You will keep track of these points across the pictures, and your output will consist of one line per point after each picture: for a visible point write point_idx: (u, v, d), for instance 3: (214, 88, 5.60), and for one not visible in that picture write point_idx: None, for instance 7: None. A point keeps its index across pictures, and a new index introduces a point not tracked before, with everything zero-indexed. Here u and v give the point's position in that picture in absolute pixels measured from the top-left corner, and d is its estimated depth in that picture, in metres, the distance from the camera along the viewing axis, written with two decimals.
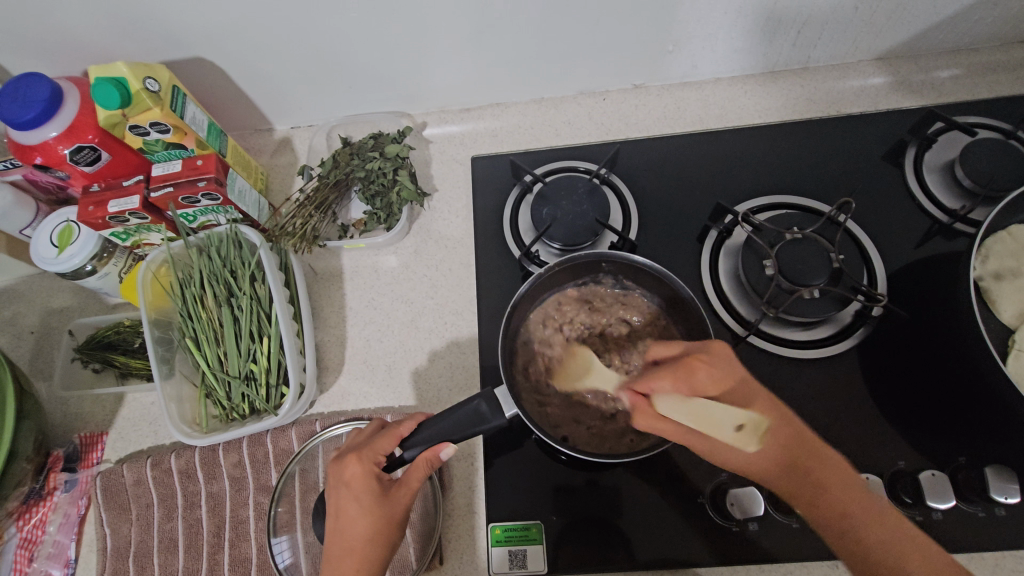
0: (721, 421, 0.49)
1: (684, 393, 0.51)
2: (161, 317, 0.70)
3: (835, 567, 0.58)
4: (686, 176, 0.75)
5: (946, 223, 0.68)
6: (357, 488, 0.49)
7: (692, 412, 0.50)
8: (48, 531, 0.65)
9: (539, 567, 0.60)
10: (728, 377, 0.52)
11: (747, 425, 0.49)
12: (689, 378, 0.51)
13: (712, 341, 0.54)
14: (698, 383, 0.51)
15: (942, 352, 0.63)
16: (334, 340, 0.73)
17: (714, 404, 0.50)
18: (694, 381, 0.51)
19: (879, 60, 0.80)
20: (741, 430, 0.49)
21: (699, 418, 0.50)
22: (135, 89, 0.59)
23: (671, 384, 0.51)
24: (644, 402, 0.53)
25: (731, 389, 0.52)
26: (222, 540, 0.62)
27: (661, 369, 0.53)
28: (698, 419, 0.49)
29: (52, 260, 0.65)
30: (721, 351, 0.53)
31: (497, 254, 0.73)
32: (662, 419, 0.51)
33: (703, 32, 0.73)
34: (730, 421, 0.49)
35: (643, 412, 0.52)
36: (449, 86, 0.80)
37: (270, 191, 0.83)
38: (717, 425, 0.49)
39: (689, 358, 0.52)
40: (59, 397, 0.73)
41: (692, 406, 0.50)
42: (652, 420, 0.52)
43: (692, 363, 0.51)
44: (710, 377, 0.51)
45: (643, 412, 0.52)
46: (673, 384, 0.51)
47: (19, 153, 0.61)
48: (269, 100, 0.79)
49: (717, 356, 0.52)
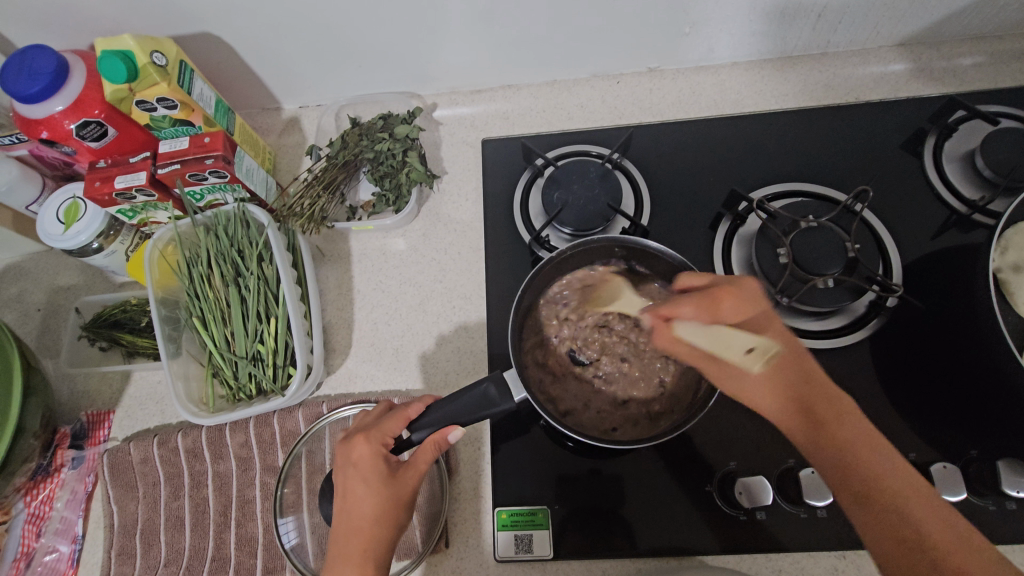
0: (733, 343, 0.50)
1: (705, 320, 0.51)
2: (168, 296, 0.69)
3: (844, 558, 0.57)
4: (700, 162, 0.74)
5: (965, 214, 0.67)
6: (365, 468, 0.49)
7: (709, 336, 0.51)
8: (55, 508, 0.65)
9: (545, 552, 0.59)
10: (751, 306, 0.51)
11: (757, 348, 0.50)
12: (714, 305, 0.51)
13: (739, 281, 0.53)
14: (721, 311, 0.51)
15: (956, 345, 0.62)
16: (341, 322, 0.73)
17: (726, 327, 0.51)
18: (720, 313, 0.51)
19: (900, 47, 0.78)
20: (751, 353, 0.50)
21: (715, 342, 0.51)
22: (141, 64, 0.58)
23: (693, 309, 0.51)
24: (663, 323, 0.53)
25: (752, 319, 0.52)
26: (228, 519, 0.62)
27: (692, 290, 0.52)
28: (713, 341, 0.51)
29: (58, 237, 0.65)
30: (746, 284, 0.53)
31: (507, 238, 0.72)
32: (677, 342, 0.53)
33: (721, 14, 0.71)
34: (742, 345, 0.50)
35: (662, 332, 0.53)
36: (460, 66, 0.78)
37: (277, 171, 0.82)
38: (727, 347, 0.51)
39: (718, 290, 0.51)
40: (66, 375, 0.72)
41: (710, 329, 0.51)
42: (668, 341, 0.53)
43: (719, 291, 0.51)
44: (733, 308, 0.51)
45: (664, 335, 0.53)
46: (695, 310, 0.51)
47: (25, 128, 0.60)
48: (277, 78, 0.78)
49: (751, 297, 0.52)
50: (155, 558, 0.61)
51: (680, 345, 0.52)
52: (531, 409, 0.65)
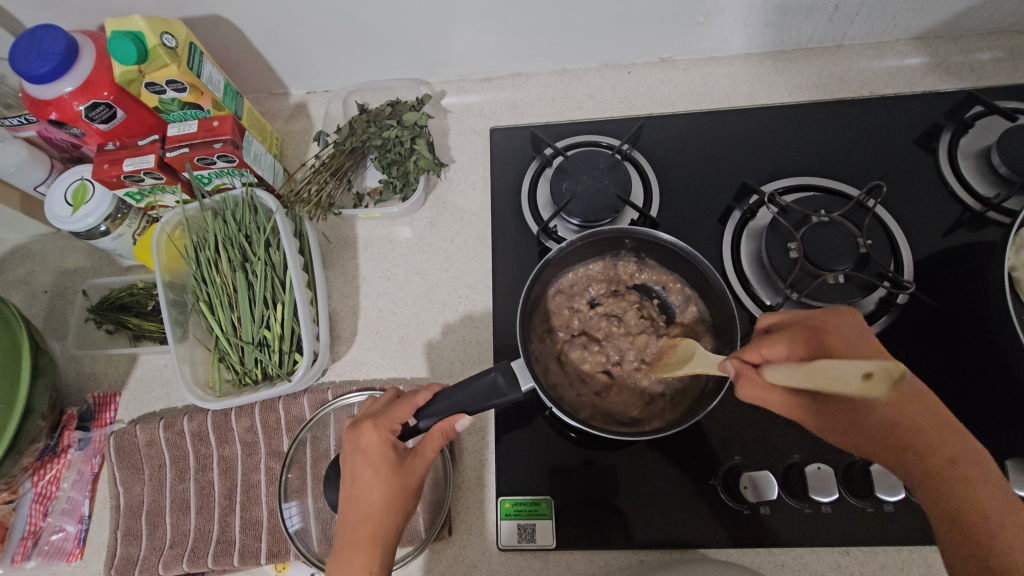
0: (833, 372, 0.39)
1: (803, 355, 0.46)
2: (175, 280, 0.69)
3: (847, 553, 0.57)
4: (711, 155, 0.73)
5: (978, 211, 0.66)
6: (374, 455, 0.49)
7: (806, 373, 0.41)
8: (62, 488, 0.66)
9: (547, 542, 0.60)
10: (870, 345, 0.46)
11: (885, 391, 0.44)
12: (815, 341, 0.46)
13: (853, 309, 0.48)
14: (828, 345, 0.46)
15: (966, 344, 0.62)
16: (347, 310, 0.73)
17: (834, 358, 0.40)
18: (817, 344, 0.46)
19: (917, 40, 0.77)
20: (866, 381, 0.37)
21: (816, 377, 0.40)
22: (151, 45, 0.58)
23: (785, 349, 0.47)
24: (753, 368, 0.47)
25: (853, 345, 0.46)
26: (233, 502, 0.63)
27: (775, 332, 0.49)
28: (810, 376, 0.41)
29: (66, 219, 0.65)
30: (843, 314, 0.48)
31: (514, 228, 0.72)
32: (767, 389, 0.46)
33: (735, 4, 0.70)
34: (854, 369, 0.38)
35: (749, 379, 0.47)
36: (470, 53, 0.77)
37: (284, 157, 0.81)
38: (838, 380, 0.39)
39: (821, 320, 0.48)
40: (73, 357, 0.73)
41: (808, 366, 0.41)
42: (756, 390, 0.46)
43: (824, 326, 0.47)
44: (846, 342, 0.46)
45: (750, 381, 0.47)
46: (786, 349, 0.47)
47: (34, 108, 0.60)
48: (285, 63, 0.77)
49: (853, 321, 0.47)
50: (161, 540, 0.62)
51: (770, 394, 0.46)
52: (536, 400, 0.65)
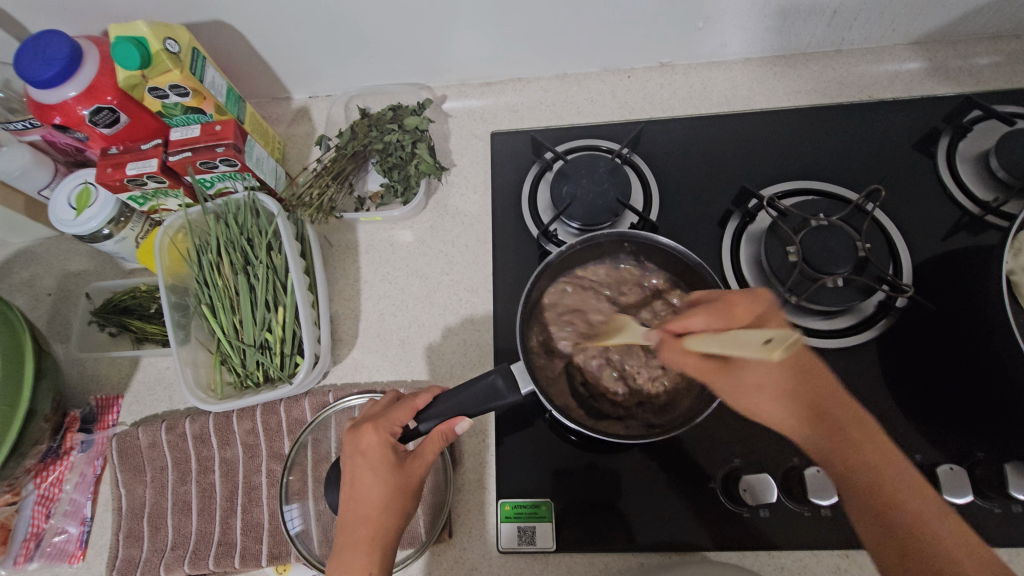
0: (742, 340, 0.41)
1: (720, 326, 0.50)
2: (178, 283, 0.70)
3: (846, 556, 0.58)
4: (711, 159, 0.74)
5: (977, 215, 0.66)
6: (374, 457, 0.49)
7: (722, 341, 0.45)
8: (65, 490, 0.66)
9: (548, 544, 0.60)
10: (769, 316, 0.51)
11: (776, 339, 0.38)
12: (726, 314, 0.50)
13: (760, 292, 0.52)
14: (734, 317, 0.50)
15: (965, 347, 0.62)
16: (348, 313, 0.73)
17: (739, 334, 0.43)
18: (733, 317, 0.50)
19: (916, 45, 0.77)
20: (768, 345, 0.38)
21: (727, 344, 0.43)
22: (154, 50, 0.58)
23: (703, 320, 0.50)
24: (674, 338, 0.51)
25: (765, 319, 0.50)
26: (234, 505, 0.63)
27: (704, 305, 0.52)
28: (723, 344, 0.44)
29: (70, 222, 0.65)
30: (762, 294, 0.52)
31: (514, 232, 0.72)
32: (686, 358, 0.51)
33: (734, 9, 0.70)
34: (757, 340, 0.39)
35: (669, 346, 0.51)
36: (471, 58, 0.78)
37: (286, 161, 0.82)
38: (735, 343, 0.42)
39: (728, 295, 0.52)
40: (76, 359, 0.73)
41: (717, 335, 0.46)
42: (676, 355, 0.51)
43: (730, 300, 0.51)
44: (747, 313, 0.50)
45: (670, 349, 0.51)
46: (705, 319, 0.50)
47: (38, 113, 0.60)
48: (287, 67, 0.78)
49: (754, 296, 0.51)
50: (163, 541, 0.62)
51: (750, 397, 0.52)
52: (536, 403, 0.66)
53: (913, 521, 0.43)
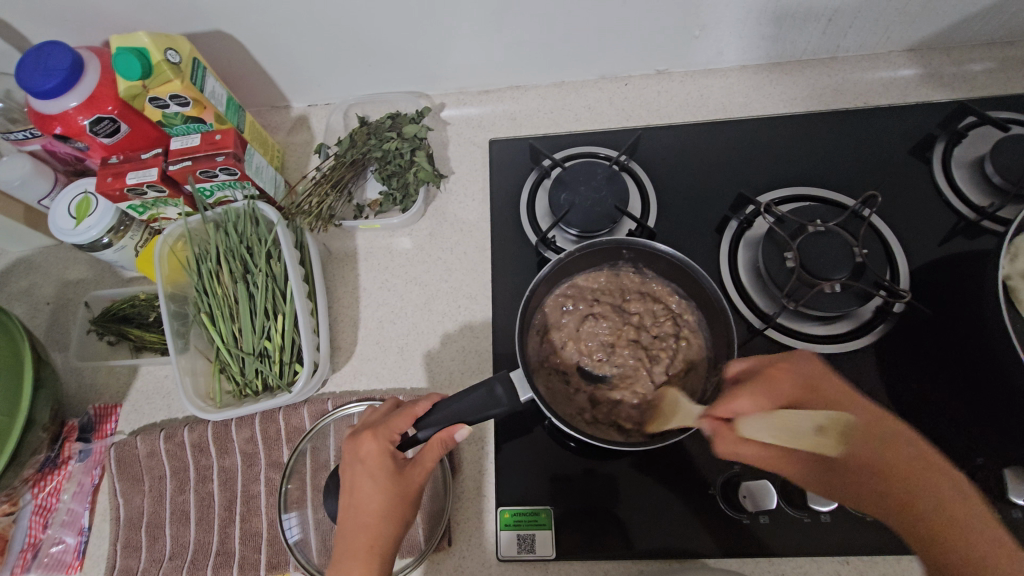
0: (800, 426, 0.53)
1: (766, 407, 0.53)
2: (177, 291, 0.70)
3: (847, 562, 0.57)
4: (708, 166, 0.74)
5: (973, 220, 0.67)
6: (373, 465, 0.50)
7: (774, 426, 0.53)
8: (62, 500, 0.66)
9: (547, 552, 0.59)
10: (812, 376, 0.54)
11: (828, 426, 0.53)
12: (773, 391, 0.53)
13: (794, 356, 0.55)
14: (777, 392, 0.53)
15: (963, 352, 0.62)
16: (347, 320, 0.73)
17: (803, 414, 0.53)
18: (776, 390, 0.53)
19: (910, 52, 0.78)
20: (822, 433, 0.53)
21: (780, 429, 0.53)
22: (155, 61, 0.59)
23: (750, 402, 0.53)
24: (725, 425, 0.55)
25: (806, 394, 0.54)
26: (233, 513, 0.63)
27: (741, 384, 0.55)
28: (779, 430, 0.53)
29: (69, 231, 0.66)
30: (804, 359, 0.55)
31: (513, 239, 0.73)
32: (748, 443, 0.54)
33: (730, 17, 0.71)
34: (809, 424, 0.53)
35: (724, 436, 0.55)
36: (469, 66, 0.78)
37: (286, 169, 0.82)
38: (796, 432, 0.53)
39: (769, 367, 0.55)
40: (75, 368, 0.73)
41: (774, 418, 0.53)
42: (731, 444, 0.55)
43: (772, 372, 0.54)
44: (791, 384, 0.54)
45: (725, 438, 0.55)
46: (752, 401, 0.53)
47: (39, 123, 0.61)
48: (286, 77, 0.79)
49: (796, 363, 0.55)
50: (161, 551, 0.62)
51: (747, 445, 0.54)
52: (535, 410, 0.66)
53: (932, 521, 0.46)
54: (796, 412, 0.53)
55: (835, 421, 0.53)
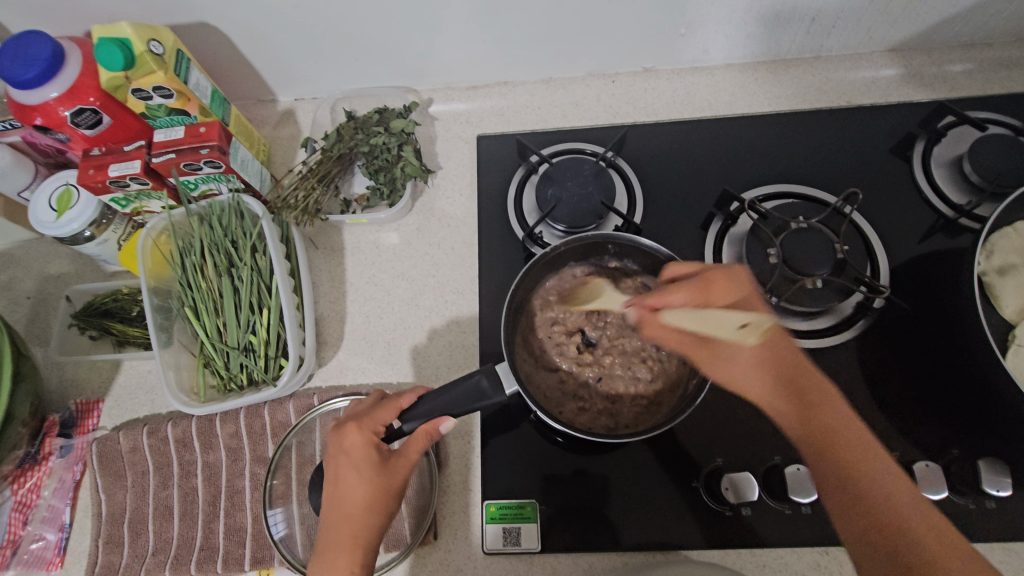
0: (726, 322, 0.48)
1: (694, 303, 0.51)
2: (160, 285, 0.69)
3: (827, 553, 0.58)
4: (694, 163, 0.75)
5: (952, 218, 0.68)
6: (357, 457, 0.49)
7: (699, 319, 0.49)
8: (43, 496, 0.65)
9: (533, 545, 0.60)
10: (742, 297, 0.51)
11: (753, 324, 0.48)
12: (707, 289, 0.51)
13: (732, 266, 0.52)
14: (712, 294, 0.50)
15: (942, 346, 0.63)
16: (333, 315, 0.73)
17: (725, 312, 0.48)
18: (712, 295, 0.50)
19: (892, 52, 0.79)
20: (745, 330, 0.48)
21: (705, 323, 0.49)
22: (138, 52, 0.58)
23: (684, 297, 0.51)
24: (651, 313, 0.52)
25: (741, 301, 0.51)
26: (217, 509, 0.62)
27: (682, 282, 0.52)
28: (704, 324, 0.49)
29: (49, 224, 0.65)
30: (739, 271, 0.52)
31: (501, 234, 0.73)
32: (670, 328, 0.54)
33: (716, 15, 0.72)
34: (734, 320, 0.48)
35: (649, 321, 0.53)
36: (457, 62, 0.78)
37: (272, 163, 0.82)
38: (720, 326, 0.48)
39: (709, 272, 0.52)
40: (56, 363, 0.72)
41: (704, 315, 0.49)
42: (658, 329, 0.53)
43: (709, 276, 0.51)
44: (724, 289, 0.51)
45: (651, 323, 0.53)
46: (685, 296, 0.51)
47: (19, 114, 0.60)
48: (273, 70, 0.78)
49: (737, 275, 0.52)
50: (143, 547, 0.61)
51: (667, 330, 0.53)
52: (521, 403, 0.66)
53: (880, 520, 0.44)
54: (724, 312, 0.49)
55: (759, 322, 0.48)
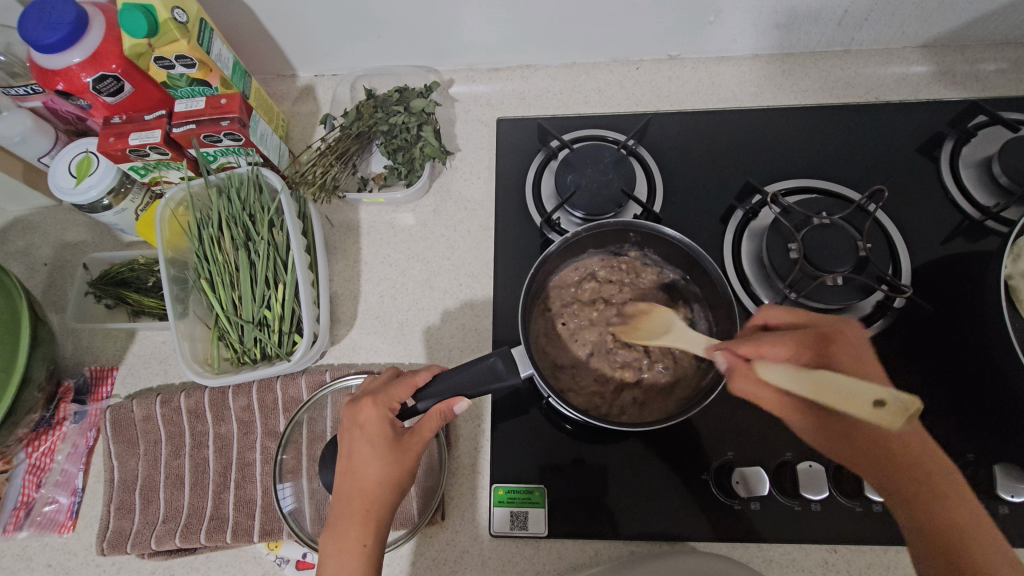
0: (845, 391, 0.48)
1: (797, 363, 0.50)
2: (177, 256, 0.69)
3: (835, 551, 0.58)
4: (716, 154, 0.74)
5: (977, 220, 0.67)
6: (371, 431, 0.50)
7: (807, 382, 0.49)
8: (56, 460, 0.66)
9: (539, 529, 0.60)
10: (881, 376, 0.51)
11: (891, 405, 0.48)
12: (815, 350, 0.50)
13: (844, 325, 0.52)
14: (823, 355, 0.50)
15: (962, 349, 0.63)
16: (348, 293, 0.73)
17: (843, 377, 0.49)
18: (819, 353, 0.50)
19: (924, 48, 0.77)
20: (881, 409, 0.48)
21: (815, 387, 0.48)
22: (162, 19, 0.57)
23: (786, 351, 0.50)
24: (744, 363, 0.51)
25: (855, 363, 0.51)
26: (227, 480, 0.63)
27: (776, 333, 0.52)
28: (814, 388, 0.48)
29: (68, 190, 0.65)
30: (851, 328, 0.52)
31: (517, 219, 0.72)
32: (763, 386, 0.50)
33: (746, 4, 0.70)
34: (868, 396, 0.48)
35: (742, 374, 0.50)
36: (480, 43, 0.77)
37: (290, 139, 0.81)
38: (847, 398, 0.48)
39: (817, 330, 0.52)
40: (71, 330, 0.73)
41: (809, 376, 0.49)
42: (748, 382, 0.50)
43: (829, 334, 0.51)
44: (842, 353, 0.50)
45: (741, 375, 0.50)
46: (786, 352, 0.50)
47: (41, 78, 0.59)
48: (294, 45, 0.77)
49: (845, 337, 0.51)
50: (154, 514, 0.62)
51: (765, 388, 0.50)
52: (532, 389, 0.66)
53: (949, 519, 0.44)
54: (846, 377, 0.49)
55: (902, 404, 0.48)
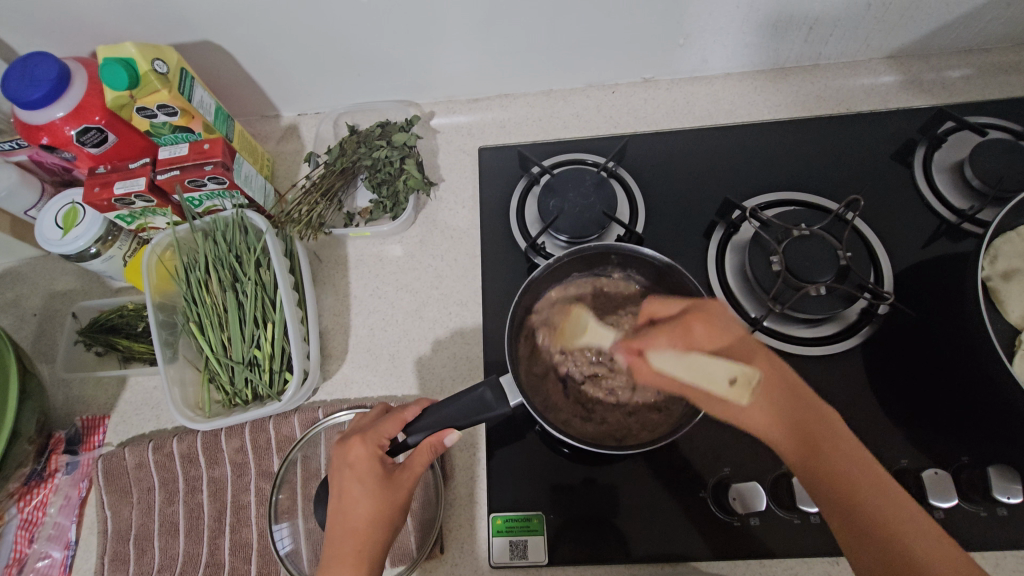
0: (713, 374, 0.53)
1: (681, 347, 0.55)
2: (166, 301, 0.70)
3: (837, 563, 0.58)
4: (695, 172, 0.75)
5: (954, 223, 0.68)
6: (362, 470, 0.49)
7: (685, 364, 0.54)
8: (49, 513, 0.65)
9: (539, 557, 0.60)
10: (725, 334, 0.55)
11: (740, 378, 0.53)
12: (688, 333, 0.55)
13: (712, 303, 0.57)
14: (693, 338, 0.55)
15: (949, 352, 0.63)
16: (338, 328, 0.73)
17: (710, 358, 0.54)
18: (692, 339, 0.55)
19: (890, 59, 0.79)
20: (735, 385, 0.53)
21: (692, 369, 0.54)
22: (142, 71, 0.59)
23: (665, 340, 0.55)
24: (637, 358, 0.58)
25: (732, 347, 0.55)
26: (222, 525, 0.62)
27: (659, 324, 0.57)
28: (690, 370, 0.54)
29: (55, 242, 0.65)
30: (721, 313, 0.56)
31: (503, 245, 0.73)
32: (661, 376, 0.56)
33: (714, 26, 0.72)
34: (723, 375, 0.53)
35: (642, 368, 0.57)
36: (458, 76, 0.79)
37: (275, 178, 0.83)
38: (713, 381, 0.53)
39: (688, 316, 0.56)
40: (62, 380, 0.72)
41: (687, 359, 0.54)
42: (647, 374, 0.57)
43: (689, 319, 0.56)
44: (705, 334, 0.54)
45: (641, 370, 0.57)
46: (669, 339, 0.55)
47: (25, 134, 0.60)
48: (276, 86, 0.79)
49: (717, 314, 0.56)
50: (149, 564, 0.61)
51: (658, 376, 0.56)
52: (526, 415, 0.66)
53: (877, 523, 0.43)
54: (711, 359, 0.54)
55: (747, 377, 0.53)
